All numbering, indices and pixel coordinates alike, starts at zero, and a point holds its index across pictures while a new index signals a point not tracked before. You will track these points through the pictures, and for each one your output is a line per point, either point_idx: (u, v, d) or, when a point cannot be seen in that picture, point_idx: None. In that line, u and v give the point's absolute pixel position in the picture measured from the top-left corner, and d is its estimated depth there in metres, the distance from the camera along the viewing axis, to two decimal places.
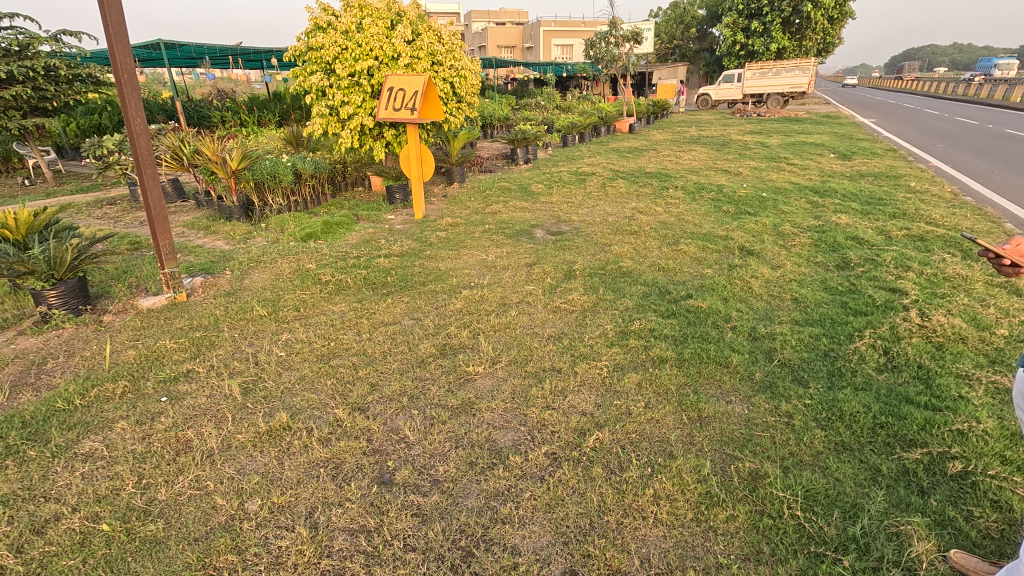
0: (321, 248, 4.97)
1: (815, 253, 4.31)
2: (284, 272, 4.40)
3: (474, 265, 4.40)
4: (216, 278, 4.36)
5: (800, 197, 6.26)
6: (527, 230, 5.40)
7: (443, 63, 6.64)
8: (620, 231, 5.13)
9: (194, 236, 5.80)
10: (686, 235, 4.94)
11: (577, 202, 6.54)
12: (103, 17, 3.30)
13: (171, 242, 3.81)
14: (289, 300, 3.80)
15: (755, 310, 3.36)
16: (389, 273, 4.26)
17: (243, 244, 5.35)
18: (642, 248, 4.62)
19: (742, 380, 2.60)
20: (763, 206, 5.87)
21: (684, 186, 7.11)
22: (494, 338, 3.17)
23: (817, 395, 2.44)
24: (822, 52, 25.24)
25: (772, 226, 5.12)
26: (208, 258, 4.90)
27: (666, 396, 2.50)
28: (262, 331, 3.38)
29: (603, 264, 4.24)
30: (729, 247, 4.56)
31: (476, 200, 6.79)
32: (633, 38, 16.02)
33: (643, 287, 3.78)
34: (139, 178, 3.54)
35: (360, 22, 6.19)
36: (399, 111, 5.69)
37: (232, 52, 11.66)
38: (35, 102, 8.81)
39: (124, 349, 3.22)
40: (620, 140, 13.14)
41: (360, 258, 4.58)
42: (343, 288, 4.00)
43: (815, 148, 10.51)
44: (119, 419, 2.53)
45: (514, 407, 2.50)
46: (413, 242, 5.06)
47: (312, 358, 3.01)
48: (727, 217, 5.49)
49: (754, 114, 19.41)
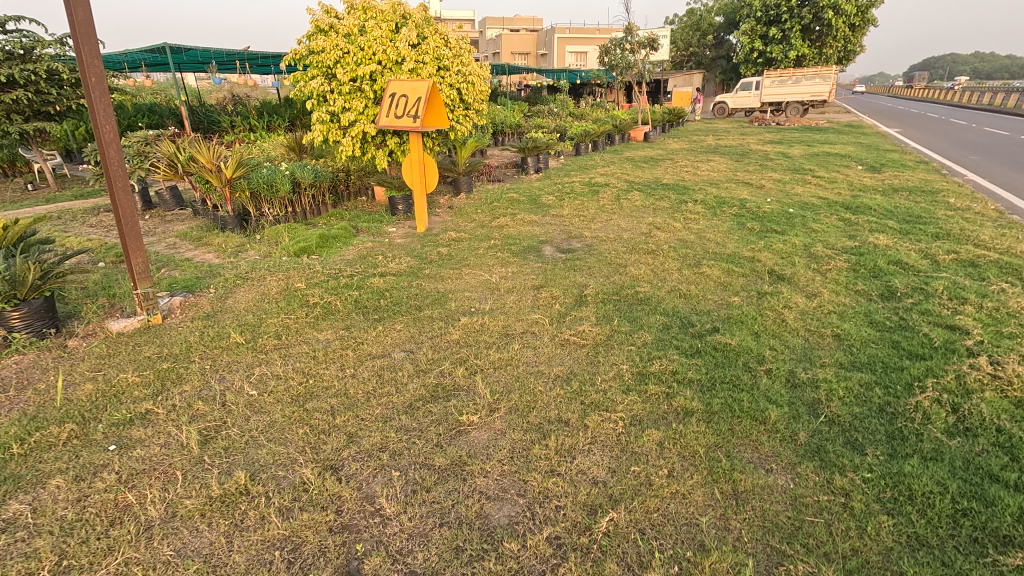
0: (314, 265, 4.65)
1: (853, 279, 3.89)
2: (271, 292, 4.08)
3: (475, 287, 4.04)
4: (197, 297, 4.04)
5: (830, 213, 5.82)
6: (536, 247, 5.04)
7: (449, 67, 6.31)
8: (635, 250, 4.73)
9: (185, 248, 5.52)
10: (709, 256, 4.53)
11: (589, 215, 6.17)
12: (69, 14, 2.97)
13: (145, 260, 3.47)
14: (271, 326, 3.45)
15: (791, 349, 2.94)
16: (384, 294, 3.90)
17: (233, 258, 5.04)
18: (660, 270, 4.22)
19: (784, 443, 2.19)
20: (790, 223, 5.45)
21: (703, 199, 6.69)
22: (493, 377, 2.79)
23: (877, 466, 2.02)
24: (843, 59, 24.65)
25: (803, 246, 4.70)
26: (193, 274, 4.59)
27: (694, 462, 2.10)
28: (236, 362, 3.04)
29: (617, 289, 3.85)
30: (757, 271, 4.15)
31: (483, 212, 6.44)
32: (649, 44, 15.62)
33: (663, 318, 3.37)
34: (109, 192, 3.23)
35: (363, 25, 5.92)
36: (401, 119, 5.37)
37: (239, 56, 11.48)
38: (38, 107, 8.64)
39: (81, 382, 2.88)
40: (635, 148, 12.76)
41: (353, 277, 4.24)
42: (331, 311, 3.65)
43: (841, 158, 10.02)
44: (56, 474, 2.18)
45: (512, 470, 2.12)
46: (412, 259, 4.71)
47: (286, 400, 2.65)
48: (752, 235, 5.08)
49: (773, 123, 18.92)
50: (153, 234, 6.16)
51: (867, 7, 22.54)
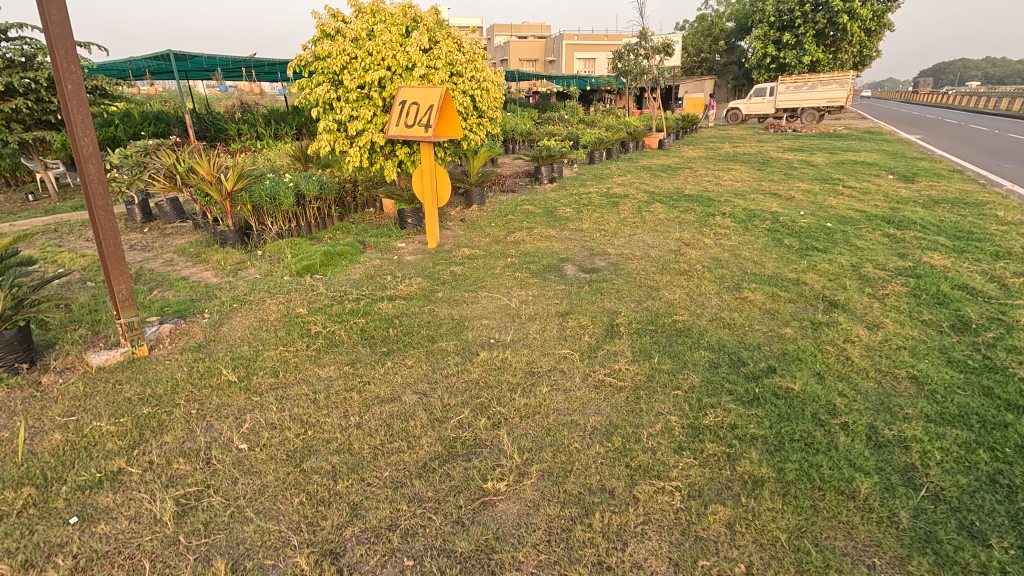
0: (317, 285, 4.30)
1: (917, 306, 3.49)
2: (270, 317, 3.73)
3: (493, 313, 3.67)
4: (190, 324, 3.69)
5: (872, 228, 5.41)
6: (557, 266, 4.66)
7: (463, 73, 5.96)
8: (666, 271, 4.35)
9: (183, 265, 5.20)
10: (748, 278, 4.14)
11: (611, 229, 5.79)
12: (42, 14, 2.63)
13: (129, 286, 3.12)
14: (268, 361, 3.10)
15: (865, 395, 2.54)
16: (393, 322, 3.54)
17: (232, 278, 4.70)
18: (697, 295, 3.83)
19: (884, 528, 1.79)
20: (831, 238, 5.05)
21: (732, 212, 6.30)
22: (520, 430, 2.41)
23: (1011, 565, 1.62)
24: (859, 65, 24.16)
25: (850, 266, 4.29)
26: (188, 296, 4.26)
27: (776, 554, 1.70)
28: (227, 407, 2.68)
29: (652, 317, 3.47)
30: (805, 296, 3.74)
31: (497, 226, 6.08)
32: (663, 49, 15.20)
33: (709, 354, 2.98)
34: (88, 212, 2.88)
35: (371, 29, 5.61)
36: (411, 128, 5.02)
37: (245, 63, 11.23)
38: (39, 116, 8.40)
39: (49, 431, 2.52)
40: (651, 156, 12.39)
41: (360, 301, 3.88)
42: (335, 342, 3.29)
43: (869, 167, 9.58)
44: (2, 557, 1.82)
45: (551, 560, 1.73)
46: (423, 279, 4.35)
47: (280, 457, 2.28)
48: (791, 253, 4.68)
49: (789, 129, 18.49)
50: (150, 249, 5.85)
51: (883, 12, 22.07)
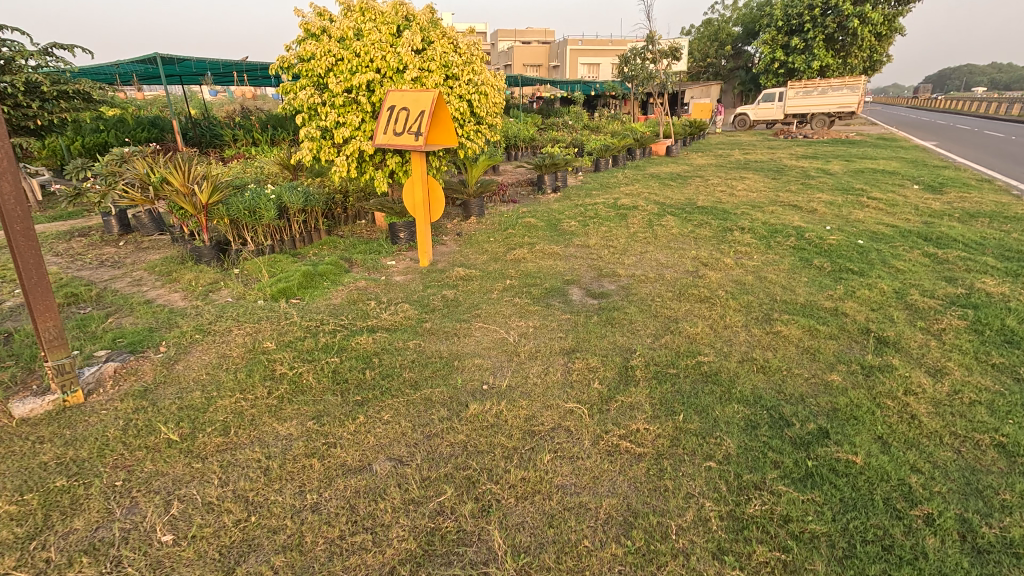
0: (291, 312, 3.83)
1: (982, 346, 2.99)
2: (233, 353, 3.27)
3: (488, 349, 3.19)
4: (140, 360, 3.21)
5: (908, 246, 4.91)
6: (561, 289, 4.19)
7: (459, 76, 5.51)
8: (684, 297, 3.87)
9: (150, 285, 4.74)
10: (778, 306, 3.65)
11: (620, 246, 5.32)
12: None
13: (57, 323, 2.65)
14: (221, 411, 2.62)
15: (947, 472, 2.04)
16: (373, 360, 3.07)
17: (201, 301, 4.24)
18: (722, 328, 3.35)
19: None
20: (865, 258, 4.56)
21: (751, 226, 5.82)
22: (516, 518, 1.92)
23: None
24: (869, 70, 23.67)
25: (893, 293, 3.79)
26: (148, 323, 3.80)
27: None
28: (161, 477, 2.20)
29: (672, 357, 2.98)
30: (848, 330, 3.24)
31: (496, 241, 5.61)
32: (670, 53, 14.74)
33: (744, 409, 2.48)
34: (5, 237, 2.42)
35: (359, 28, 5.18)
36: (401, 136, 4.57)
37: (238, 67, 10.80)
38: (16, 121, 7.94)
39: None
40: (658, 163, 11.93)
41: (338, 333, 3.41)
42: (302, 387, 2.82)
43: (891, 176, 9.08)
44: None
45: None
46: (411, 306, 3.87)
47: (213, 556, 1.80)
48: (823, 276, 4.19)
49: (800, 135, 18.01)
50: (120, 266, 5.39)
51: (894, 16, 21.57)
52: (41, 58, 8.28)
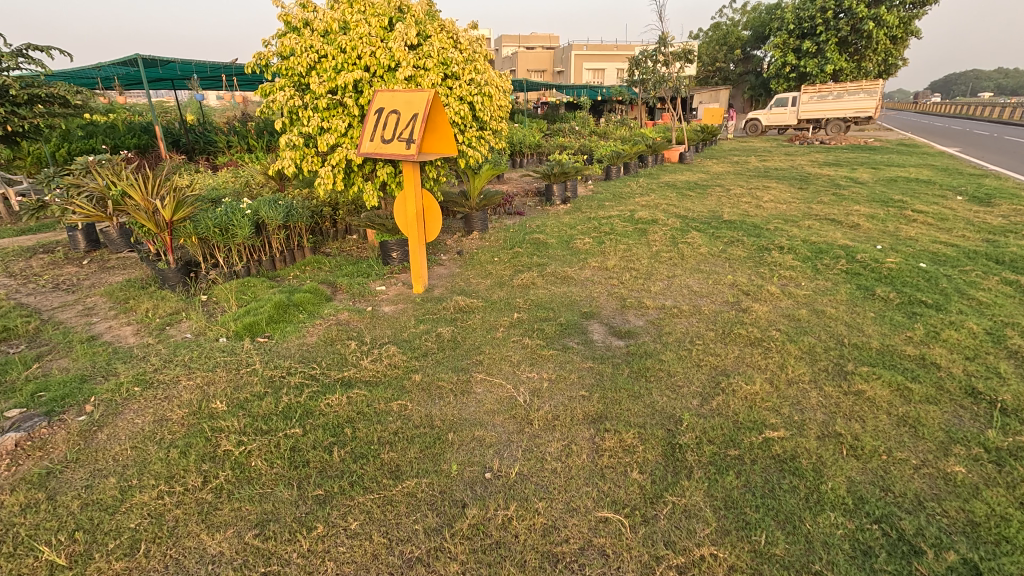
0: (256, 356, 3.18)
1: None
2: (174, 415, 2.60)
3: (492, 414, 2.52)
4: (56, 426, 2.54)
5: (981, 271, 4.21)
6: (579, 325, 3.52)
7: (459, 76, 4.84)
8: (730, 339, 3.19)
9: (102, 315, 4.10)
10: (848, 353, 2.97)
11: (643, 268, 4.63)
12: None
13: None
14: (134, 515, 1.95)
15: None
16: (344, 432, 2.39)
17: (154, 338, 3.58)
18: (785, 385, 2.67)
19: None
20: (935, 287, 3.87)
21: (790, 244, 5.14)
22: None
23: None
24: (885, 75, 22.96)
25: (988, 335, 3.10)
26: (82, 369, 3.15)
27: None
28: None
29: (731, 431, 2.30)
30: (948, 391, 2.56)
31: (501, 261, 4.95)
32: (683, 56, 14.09)
33: (848, 522, 1.79)
34: None
35: (346, 19, 4.53)
36: (390, 144, 3.93)
37: (228, 70, 10.20)
38: None
39: None
40: (673, 171, 11.28)
41: (305, 389, 2.74)
42: (249, 475, 2.15)
43: (930, 186, 8.37)
44: None
45: None
46: (399, 349, 3.20)
47: None
48: (894, 311, 3.49)
49: (817, 142, 17.28)
50: (75, 290, 4.76)
51: (911, 18, 20.85)
52: (12, 60, 7.70)
